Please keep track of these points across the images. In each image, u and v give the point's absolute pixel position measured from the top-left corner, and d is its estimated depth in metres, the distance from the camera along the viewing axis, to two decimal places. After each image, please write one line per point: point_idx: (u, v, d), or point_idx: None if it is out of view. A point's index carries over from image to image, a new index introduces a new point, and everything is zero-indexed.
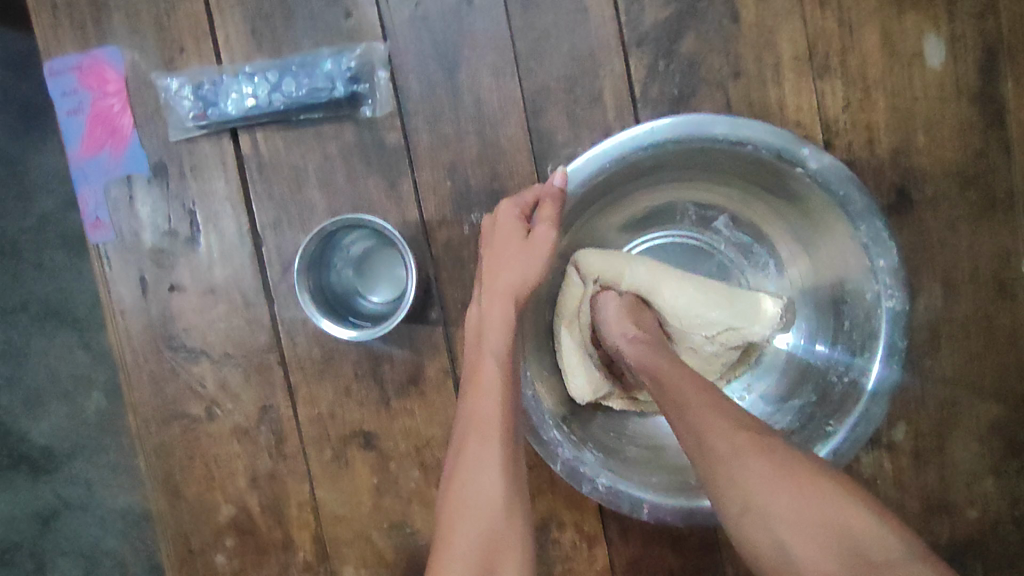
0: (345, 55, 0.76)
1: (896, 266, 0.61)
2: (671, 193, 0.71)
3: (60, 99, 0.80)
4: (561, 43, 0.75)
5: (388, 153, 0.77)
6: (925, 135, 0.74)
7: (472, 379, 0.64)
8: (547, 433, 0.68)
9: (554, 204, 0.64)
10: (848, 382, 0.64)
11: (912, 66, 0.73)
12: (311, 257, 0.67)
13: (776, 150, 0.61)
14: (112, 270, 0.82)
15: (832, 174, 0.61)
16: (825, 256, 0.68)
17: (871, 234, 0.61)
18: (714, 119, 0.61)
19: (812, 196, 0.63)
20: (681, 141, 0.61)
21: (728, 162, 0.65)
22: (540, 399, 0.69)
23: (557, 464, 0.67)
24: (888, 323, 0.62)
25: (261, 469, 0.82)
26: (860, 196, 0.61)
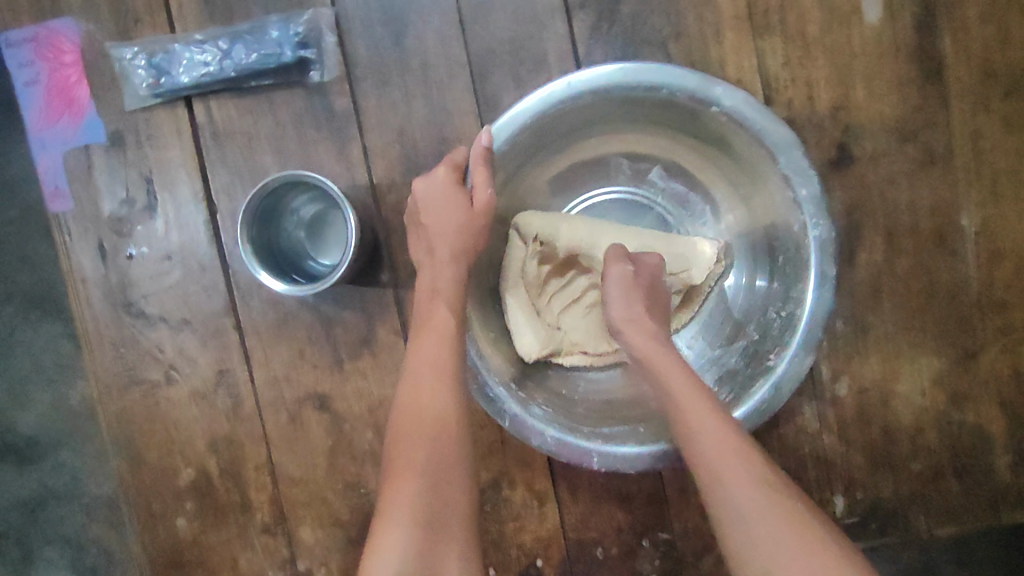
0: (292, 22, 0.77)
1: (819, 194, 0.63)
2: (603, 147, 0.73)
3: (19, 71, 0.82)
4: (505, 6, 0.76)
5: (338, 118, 0.78)
6: (864, 91, 0.74)
7: (424, 322, 0.63)
8: (493, 390, 0.67)
9: (486, 165, 0.66)
10: (786, 317, 0.66)
11: (850, 24, 0.74)
12: (257, 213, 0.68)
13: (691, 92, 0.63)
14: (72, 239, 0.83)
15: (748, 113, 0.63)
16: (753, 196, 0.70)
17: (793, 167, 0.63)
18: (630, 66, 0.62)
19: (735, 137, 0.65)
20: (600, 89, 0.63)
21: (653, 110, 0.67)
22: (485, 360, 0.68)
23: (505, 420, 0.66)
24: (817, 253, 0.64)
25: (219, 432, 0.83)
26: (775, 131, 0.63)
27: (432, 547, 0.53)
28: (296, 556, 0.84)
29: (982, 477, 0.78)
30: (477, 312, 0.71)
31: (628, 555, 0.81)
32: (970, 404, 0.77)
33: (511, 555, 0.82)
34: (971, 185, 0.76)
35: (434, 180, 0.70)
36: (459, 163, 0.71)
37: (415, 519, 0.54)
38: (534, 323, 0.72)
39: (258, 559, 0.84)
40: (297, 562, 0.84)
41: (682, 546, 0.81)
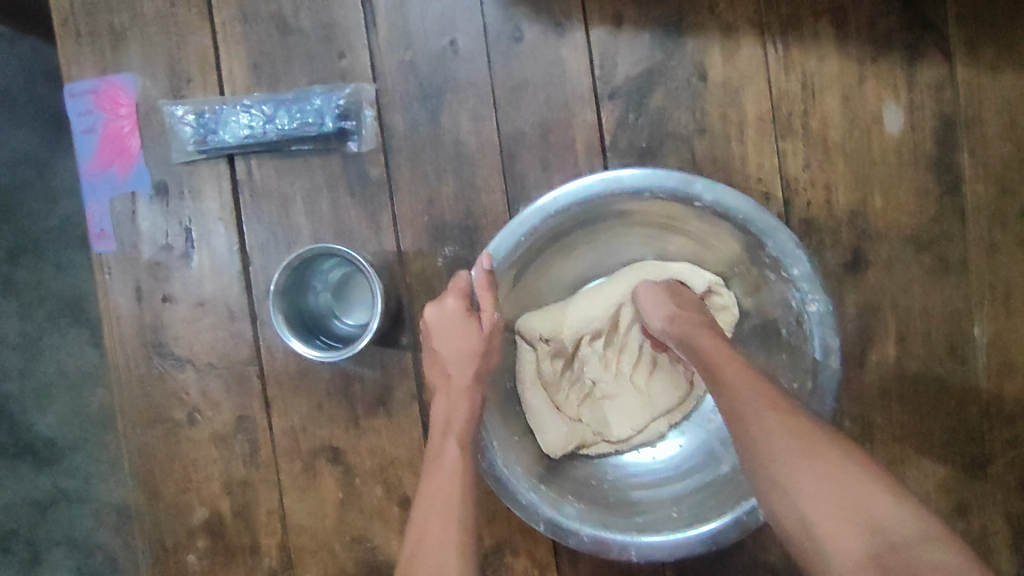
0: (335, 94, 0.82)
1: (812, 272, 0.64)
2: (603, 239, 0.75)
3: (77, 119, 0.86)
4: (538, 93, 0.80)
5: (371, 186, 0.82)
6: (882, 198, 0.77)
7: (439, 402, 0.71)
8: (526, 496, 0.68)
9: (490, 288, 0.70)
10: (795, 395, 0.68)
11: (870, 133, 0.77)
12: (287, 283, 0.72)
13: (672, 190, 0.65)
14: (110, 280, 0.87)
15: (732, 203, 0.64)
16: (755, 278, 0.72)
17: (790, 257, 0.64)
18: (609, 175, 0.65)
19: (720, 223, 0.68)
20: (584, 202, 0.66)
21: (641, 208, 0.70)
22: (512, 466, 0.70)
23: (540, 525, 0.67)
24: (820, 327, 0.65)
25: (235, 475, 0.86)
26: (758, 214, 0.64)
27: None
28: None
29: None
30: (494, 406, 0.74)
31: None
32: (975, 512, 0.78)
33: None
34: (985, 298, 0.77)
35: (445, 308, 0.73)
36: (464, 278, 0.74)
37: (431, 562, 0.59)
38: (553, 420, 0.75)
39: None
40: None
41: None
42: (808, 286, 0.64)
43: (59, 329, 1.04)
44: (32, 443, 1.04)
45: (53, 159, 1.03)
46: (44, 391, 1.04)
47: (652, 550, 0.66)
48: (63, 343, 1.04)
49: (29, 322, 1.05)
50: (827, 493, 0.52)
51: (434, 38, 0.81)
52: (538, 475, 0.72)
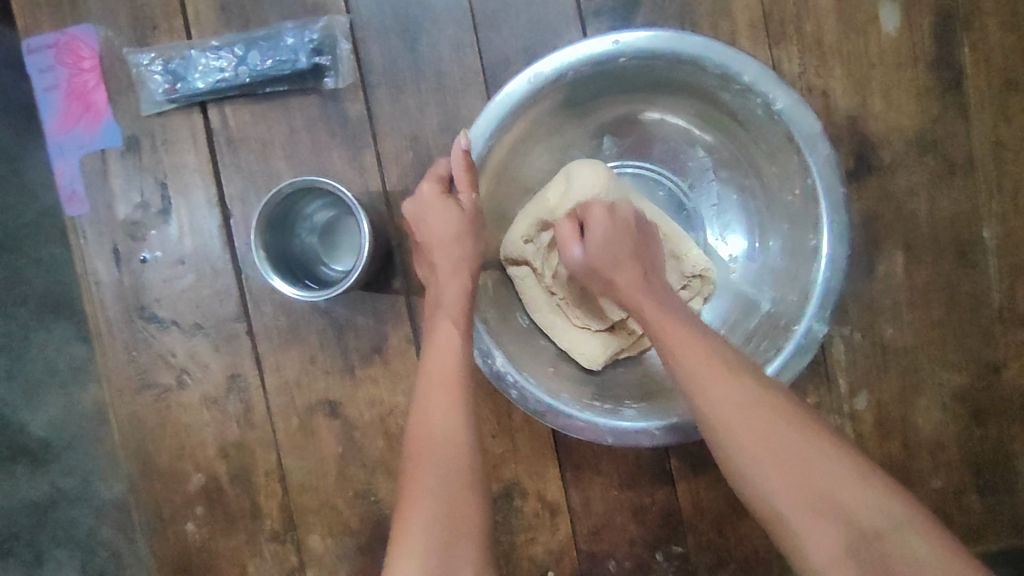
0: (308, 29, 0.78)
1: (797, 101, 0.64)
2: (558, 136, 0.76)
3: (38, 76, 0.82)
4: (519, 15, 0.76)
5: (351, 125, 0.78)
6: (882, 101, 0.74)
7: (439, 304, 0.66)
8: (582, 418, 0.68)
9: (469, 169, 0.67)
10: (799, 293, 0.68)
11: (868, 34, 0.74)
12: (270, 219, 0.68)
13: (596, 58, 0.65)
14: (86, 242, 0.83)
15: (725, 59, 0.63)
16: (749, 137, 0.72)
17: (798, 122, 0.64)
18: (529, 71, 0.64)
19: (662, 69, 0.67)
20: (519, 104, 0.66)
21: (585, 87, 0.70)
22: (556, 395, 0.69)
23: (608, 438, 0.67)
24: (823, 175, 0.65)
25: (231, 437, 0.83)
26: (687, 41, 0.64)
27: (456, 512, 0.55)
28: (305, 563, 0.83)
29: (1004, 493, 0.76)
30: (492, 310, 0.73)
31: (641, 568, 0.80)
32: (990, 418, 0.75)
33: (522, 567, 0.81)
34: (992, 198, 0.74)
35: (428, 231, 0.70)
36: (442, 175, 0.71)
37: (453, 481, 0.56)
38: (574, 333, 0.75)
39: (267, 566, 0.84)
40: (305, 570, 0.83)
41: (696, 558, 0.80)
42: (809, 146, 0.64)
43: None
44: None
45: None
46: None
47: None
48: None
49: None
50: (822, 527, 0.50)
51: None
52: (587, 395, 0.72)
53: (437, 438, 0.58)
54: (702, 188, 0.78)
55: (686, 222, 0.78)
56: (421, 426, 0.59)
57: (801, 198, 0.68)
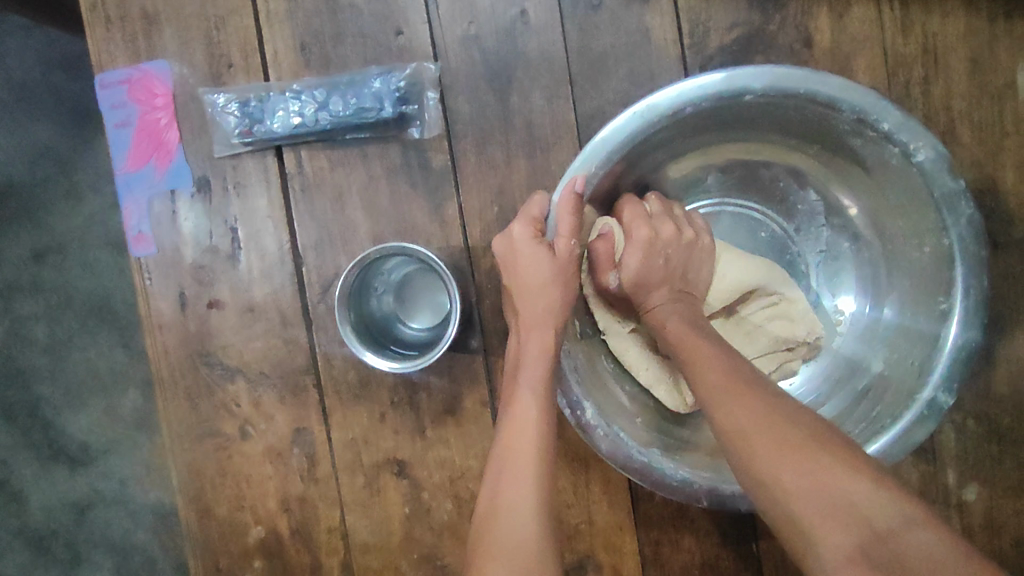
0: (393, 74, 0.74)
1: (938, 155, 0.59)
2: (647, 179, 0.72)
3: (110, 111, 0.79)
4: (619, 64, 0.71)
5: (434, 176, 0.74)
6: (1016, 174, 0.67)
7: (522, 359, 0.63)
8: (675, 475, 0.62)
9: (574, 212, 0.61)
10: (916, 365, 0.63)
11: (1006, 99, 0.67)
12: (351, 291, 0.65)
13: (719, 93, 0.59)
14: (152, 284, 0.80)
15: (863, 104, 0.59)
16: (868, 179, 0.68)
17: (939, 180, 0.60)
18: (641, 104, 0.60)
19: (790, 109, 0.62)
20: (629, 139, 0.61)
21: (700, 120, 0.64)
22: (648, 450, 0.63)
23: (702, 500, 0.61)
24: (964, 270, 0.60)
25: (293, 491, 0.80)
26: (822, 81, 0.59)
27: None
28: None
29: None
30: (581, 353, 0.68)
31: None
32: None
33: None
34: None
35: (524, 277, 0.64)
36: (536, 217, 0.66)
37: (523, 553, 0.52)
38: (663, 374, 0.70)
39: None
40: None
41: None
42: (948, 203, 0.60)
43: (88, 331, 0.96)
44: (64, 446, 0.97)
45: (76, 156, 0.94)
46: (75, 390, 0.96)
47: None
48: (92, 346, 0.96)
49: (59, 325, 0.97)
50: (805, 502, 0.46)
51: (502, 7, 0.73)
52: (675, 447, 0.66)
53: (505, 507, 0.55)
54: (810, 235, 0.75)
55: (789, 266, 0.75)
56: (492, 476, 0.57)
57: (930, 257, 0.64)
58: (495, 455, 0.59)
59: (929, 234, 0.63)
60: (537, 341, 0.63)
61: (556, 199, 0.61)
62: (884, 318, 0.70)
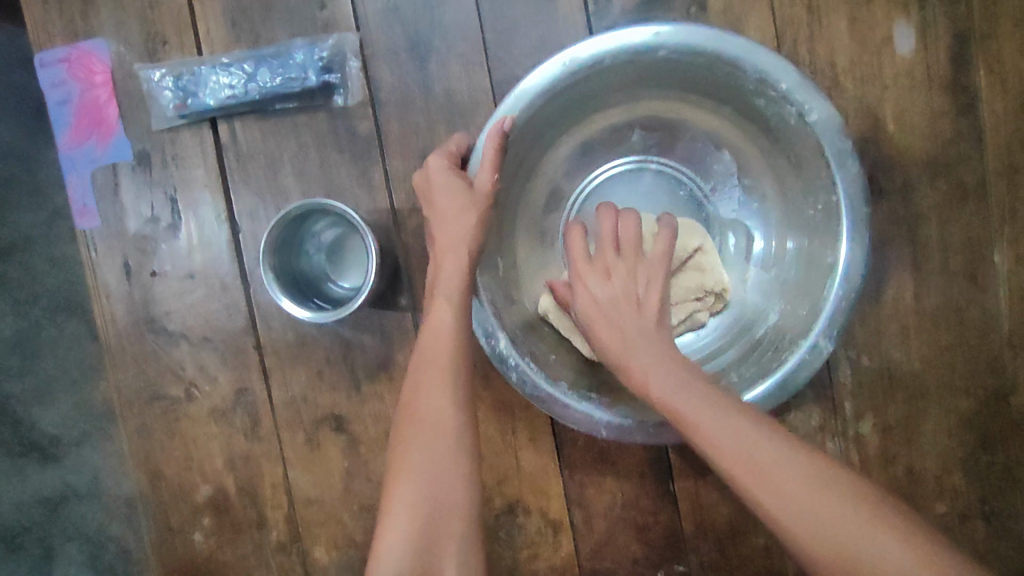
0: (318, 47, 0.78)
1: (829, 115, 0.62)
2: (563, 133, 0.75)
3: (51, 90, 0.83)
4: (529, 31, 0.76)
5: (360, 143, 0.79)
6: (894, 123, 0.73)
7: (435, 295, 0.66)
8: (576, 407, 0.67)
9: (497, 148, 0.66)
10: (804, 317, 0.66)
11: (882, 56, 0.73)
12: (278, 242, 0.69)
13: (635, 50, 0.63)
14: (96, 255, 0.84)
15: (764, 65, 0.62)
16: (772, 136, 0.71)
17: (830, 139, 0.63)
18: (565, 56, 0.63)
19: (701, 69, 0.65)
20: (549, 89, 0.65)
21: (618, 75, 0.68)
22: (554, 384, 0.68)
23: (600, 429, 0.66)
24: (848, 221, 0.63)
25: (238, 449, 0.84)
26: (728, 41, 0.62)
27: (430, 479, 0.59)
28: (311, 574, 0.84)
29: (1008, 520, 0.75)
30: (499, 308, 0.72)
31: None
32: (998, 445, 0.75)
33: None
34: (1005, 223, 0.73)
35: (443, 209, 0.68)
36: (453, 153, 0.71)
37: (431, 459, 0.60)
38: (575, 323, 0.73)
39: None
40: None
41: None
42: (837, 161, 0.63)
43: (56, 324, 0.94)
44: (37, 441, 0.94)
45: (38, 151, 0.93)
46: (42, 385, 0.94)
47: (776, 392, 0.64)
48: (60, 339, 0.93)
49: (24, 320, 0.94)
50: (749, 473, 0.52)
51: None
52: (582, 387, 0.71)
53: (420, 416, 0.62)
54: (723, 194, 0.77)
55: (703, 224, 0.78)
56: (411, 400, 0.63)
57: (822, 215, 0.67)
58: (413, 372, 0.64)
59: (824, 189, 0.66)
60: (452, 281, 0.66)
61: (483, 133, 0.65)
62: (786, 263, 0.73)
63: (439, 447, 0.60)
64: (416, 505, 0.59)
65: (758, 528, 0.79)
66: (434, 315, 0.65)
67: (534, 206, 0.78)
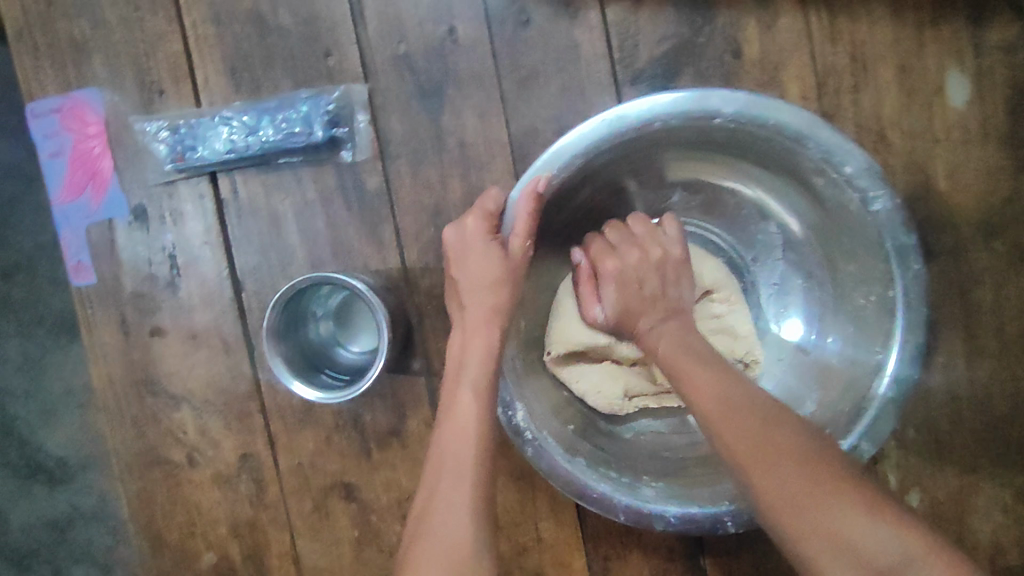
0: (324, 98, 0.73)
1: (894, 206, 0.57)
2: (599, 202, 0.70)
3: (43, 141, 0.78)
4: (550, 81, 0.71)
5: (370, 198, 0.74)
6: (946, 179, 0.68)
7: (456, 381, 0.61)
8: (597, 488, 0.62)
9: (532, 214, 0.61)
10: (845, 409, 0.61)
11: (933, 107, 0.67)
12: (279, 326, 0.64)
13: (687, 112, 0.58)
14: (93, 314, 0.80)
15: (829, 143, 0.57)
16: (822, 208, 0.65)
17: (893, 231, 0.58)
18: (611, 113, 0.58)
19: (756, 138, 0.60)
20: (588, 151, 0.59)
21: (665, 138, 0.62)
22: (574, 459, 0.63)
23: (620, 514, 0.61)
24: (905, 314, 0.58)
25: (242, 516, 0.80)
26: (792, 114, 0.57)
27: None
28: None
29: None
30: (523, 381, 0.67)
31: None
32: None
33: None
34: None
35: (471, 272, 0.63)
36: (491, 211, 0.65)
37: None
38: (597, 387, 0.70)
39: None
40: None
41: None
42: (900, 260, 0.58)
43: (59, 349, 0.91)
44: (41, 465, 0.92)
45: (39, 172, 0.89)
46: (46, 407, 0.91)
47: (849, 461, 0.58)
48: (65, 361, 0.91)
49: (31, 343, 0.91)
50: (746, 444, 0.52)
51: (430, 26, 0.72)
52: (602, 459, 0.65)
53: (440, 530, 0.53)
54: (766, 266, 0.72)
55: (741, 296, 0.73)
56: (432, 508, 0.55)
57: (875, 308, 0.62)
58: (430, 471, 0.57)
59: (880, 281, 0.61)
60: (474, 362, 0.61)
61: (516, 197, 0.60)
62: (827, 346, 0.68)
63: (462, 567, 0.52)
64: None
65: None
66: (454, 405, 0.59)
67: (555, 265, 0.73)
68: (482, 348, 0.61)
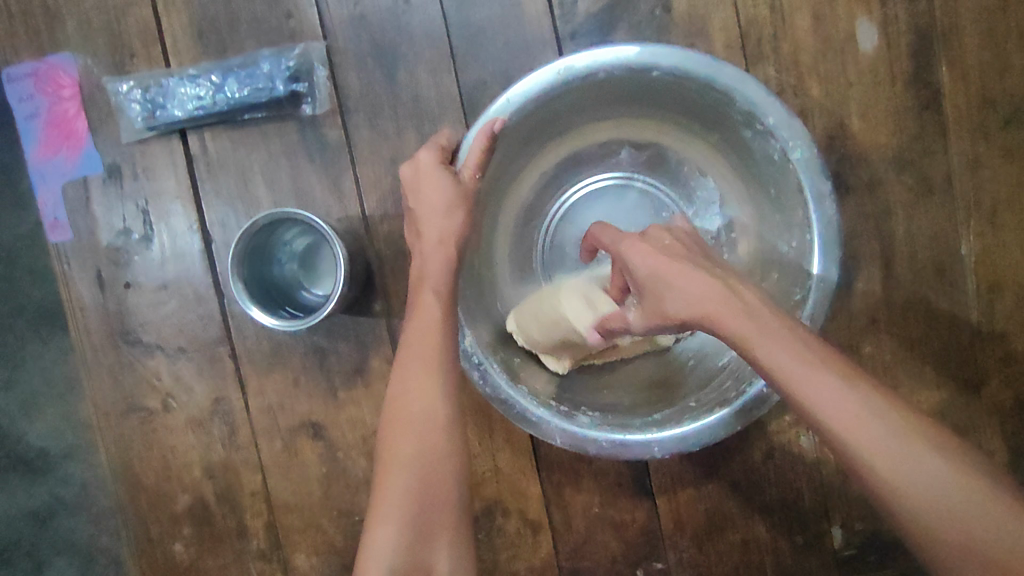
0: (285, 56, 0.78)
1: (811, 150, 0.62)
2: (549, 148, 0.76)
3: (19, 105, 0.83)
4: (495, 37, 0.76)
5: (330, 150, 0.79)
6: (859, 119, 0.74)
7: (421, 291, 0.66)
8: (536, 413, 0.66)
9: (484, 150, 0.66)
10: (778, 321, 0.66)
11: (845, 53, 0.73)
12: (244, 252, 0.69)
13: (628, 64, 0.63)
14: (69, 268, 0.84)
15: (754, 97, 0.62)
16: (743, 149, 0.71)
17: (811, 177, 0.63)
18: (561, 64, 0.63)
19: (689, 90, 0.66)
20: (536, 96, 0.65)
21: (608, 88, 0.68)
22: (518, 387, 0.68)
23: (556, 439, 0.66)
24: (821, 225, 0.63)
25: (216, 458, 0.84)
26: (721, 71, 0.62)
27: (425, 477, 0.58)
28: None
29: None
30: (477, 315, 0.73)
31: None
32: (969, 434, 0.76)
33: None
34: (971, 215, 0.74)
35: (430, 201, 0.68)
36: (445, 145, 0.71)
37: (423, 455, 0.58)
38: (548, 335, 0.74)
39: None
40: None
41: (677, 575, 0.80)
42: (816, 201, 0.63)
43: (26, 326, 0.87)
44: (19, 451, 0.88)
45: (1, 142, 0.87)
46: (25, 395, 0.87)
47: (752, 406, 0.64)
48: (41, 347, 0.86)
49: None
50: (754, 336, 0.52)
51: None
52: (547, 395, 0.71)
53: (406, 412, 0.60)
54: (704, 211, 0.78)
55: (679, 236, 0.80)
56: (399, 396, 0.61)
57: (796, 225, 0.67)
58: (399, 359, 0.63)
59: (795, 200, 0.66)
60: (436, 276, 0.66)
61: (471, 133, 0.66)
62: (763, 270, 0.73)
63: (430, 446, 0.59)
64: (403, 499, 0.57)
65: (736, 523, 0.80)
66: (420, 309, 0.65)
67: (505, 209, 0.78)
68: (441, 266, 0.67)
